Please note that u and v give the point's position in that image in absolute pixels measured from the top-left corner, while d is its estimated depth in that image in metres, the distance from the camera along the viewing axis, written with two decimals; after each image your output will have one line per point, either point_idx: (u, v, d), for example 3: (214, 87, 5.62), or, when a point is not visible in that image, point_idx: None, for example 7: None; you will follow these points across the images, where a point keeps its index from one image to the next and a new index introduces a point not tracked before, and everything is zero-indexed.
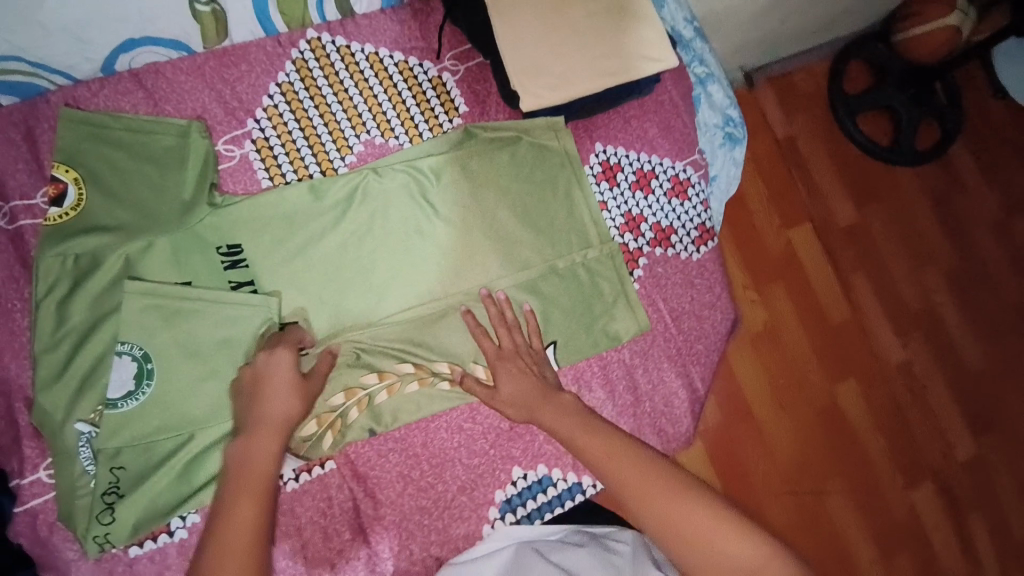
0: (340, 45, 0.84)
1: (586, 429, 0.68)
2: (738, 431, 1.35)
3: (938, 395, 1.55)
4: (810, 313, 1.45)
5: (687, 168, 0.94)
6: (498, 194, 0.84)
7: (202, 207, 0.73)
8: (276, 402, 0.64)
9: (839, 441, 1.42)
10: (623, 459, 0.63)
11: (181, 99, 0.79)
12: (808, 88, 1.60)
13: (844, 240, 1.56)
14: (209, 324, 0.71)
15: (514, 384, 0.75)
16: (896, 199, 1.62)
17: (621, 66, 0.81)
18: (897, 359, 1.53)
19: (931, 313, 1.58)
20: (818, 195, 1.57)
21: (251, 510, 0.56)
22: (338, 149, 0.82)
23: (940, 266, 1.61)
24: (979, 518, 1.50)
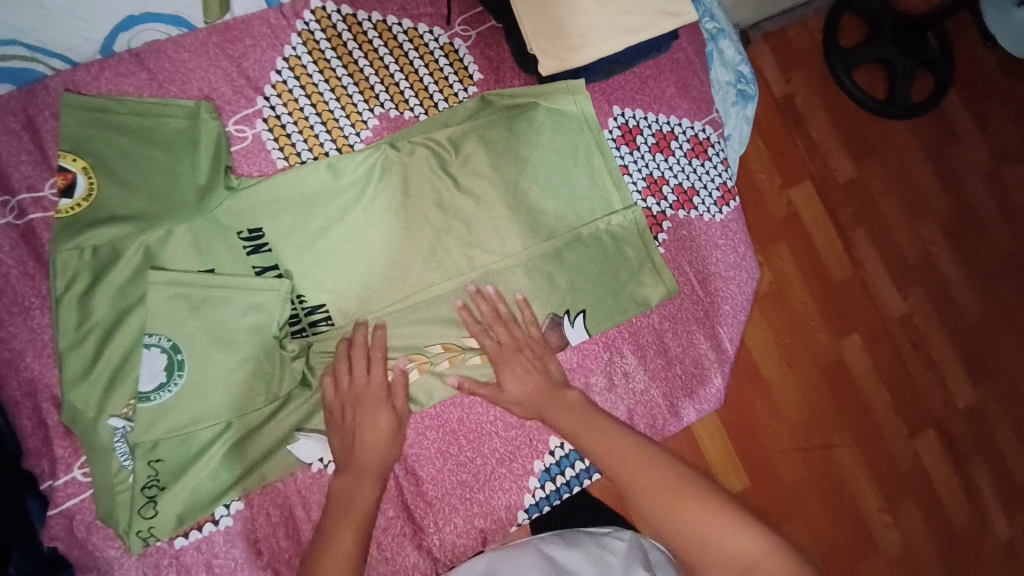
0: (346, 14, 0.81)
1: (591, 424, 0.71)
2: (749, 390, 1.38)
3: (937, 345, 1.57)
4: (814, 271, 1.47)
5: (706, 127, 0.93)
6: (518, 163, 0.82)
7: (219, 190, 0.71)
8: (371, 434, 0.68)
9: (848, 395, 1.45)
10: (627, 450, 0.66)
11: (186, 78, 0.76)
12: (804, 43, 1.58)
13: (843, 196, 1.56)
14: (237, 311, 0.69)
15: (519, 384, 0.74)
16: (893, 153, 1.63)
17: (641, 24, 0.79)
18: (899, 312, 1.55)
19: (931, 265, 1.60)
20: (817, 153, 1.56)
21: (351, 542, 0.62)
22: (353, 124, 0.79)
23: (936, 219, 1.62)
24: (979, 462, 1.55)
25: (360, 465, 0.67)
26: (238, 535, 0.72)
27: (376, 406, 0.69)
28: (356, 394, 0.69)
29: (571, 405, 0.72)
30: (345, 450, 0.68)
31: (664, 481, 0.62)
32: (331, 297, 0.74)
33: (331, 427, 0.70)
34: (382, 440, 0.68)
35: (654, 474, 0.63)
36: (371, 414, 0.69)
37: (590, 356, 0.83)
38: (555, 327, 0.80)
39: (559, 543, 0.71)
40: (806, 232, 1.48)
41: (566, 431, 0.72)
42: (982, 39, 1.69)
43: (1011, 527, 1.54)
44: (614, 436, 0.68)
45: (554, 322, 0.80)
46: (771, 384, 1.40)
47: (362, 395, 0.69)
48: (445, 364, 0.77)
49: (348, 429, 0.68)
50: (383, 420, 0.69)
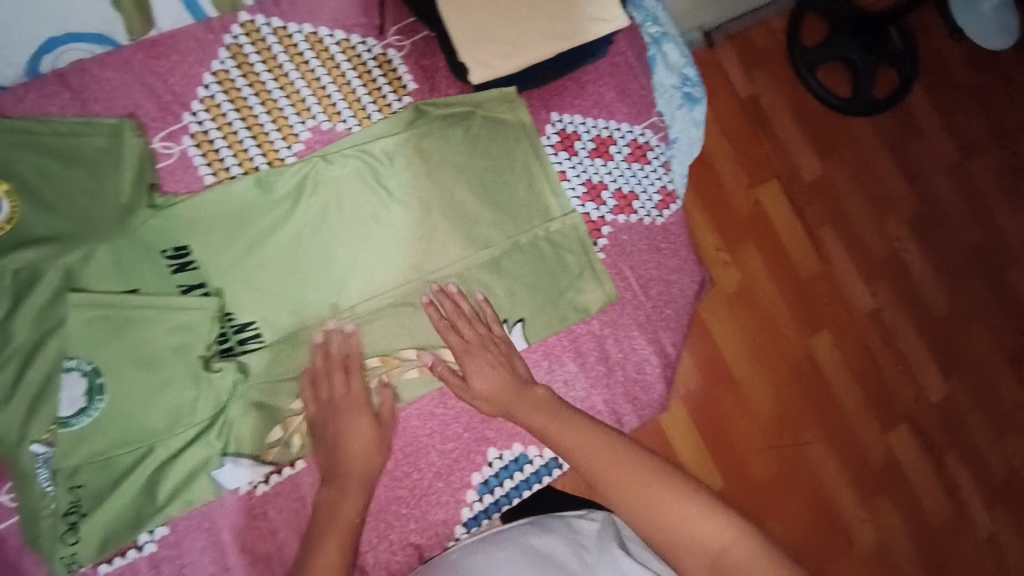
0: (276, 27, 0.80)
1: (558, 421, 0.70)
2: (718, 391, 1.39)
3: (907, 340, 1.58)
4: (780, 268, 1.48)
5: (646, 131, 0.93)
6: (455, 173, 0.81)
7: (142, 209, 0.70)
8: (354, 444, 0.69)
9: (816, 392, 1.46)
10: (596, 447, 0.67)
11: (111, 97, 0.75)
12: (767, 43, 1.59)
13: (810, 194, 1.57)
14: (160, 331, 0.68)
15: (487, 382, 0.73)
16: (858, 150, 1.64)
17: (571, 29, 0.79)
18: (867, 307, 1.56)
19: (898, 261, 1.61)
20: (784, 153, 1.56)
21: (336, 553, 0.63)
22: (284, 137, 0.78)
23: (902, 214, 1.64)
24: (954, 456, 1.55)
25: (344, 477, 0.68)
26: (169, 560, 0.70)
27: (356, 419, 0.70)
28: (335, 407, 0.70)
29: (540, 402, 0.72)
30: (328, 461, 0.69)
31: (637, 476, 0.64)
32: (261, 314, 0.73)
33: (316, 440, 0.71)
34: (368, 451, 0.69)
35: (625, 469, 0.64)
36: (353, 423, 0.69)
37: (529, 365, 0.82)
38: None
39: (534, 529, 0.69)
40: (771, 230, 1.49)
41: (534, 429, 0.72)
42: (950, 32, 1.72)
43: (991, 519, 1.55)
44: (585, 433, 0.69)
45: None
46: (741, 384, 1.41)
47: (343, 409, 0.70)
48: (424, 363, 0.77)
49: (331, 443, 0.69)
50: (364, 432, 0.70)
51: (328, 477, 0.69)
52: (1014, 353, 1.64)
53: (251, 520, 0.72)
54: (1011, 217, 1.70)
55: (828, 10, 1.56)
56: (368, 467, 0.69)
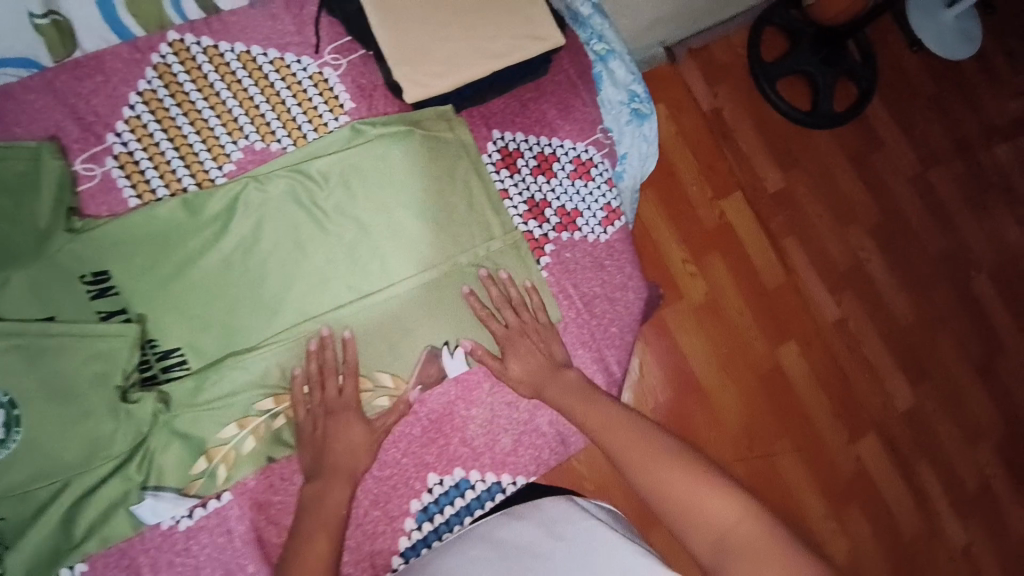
0: (206, 45, 0.78)
1: (588, 400, 0.74)
2: (690, 404, 1.39)
3: (873, 348, 1.59)
4: (747, 278, 1.50)
5: (590, 148, 0.93)
6: (396, 193, 0.80)
7: (59, 234, 0.68)
8: (346, 444, 0.71)
9: (785, 403, 1.46)
10: (618, 428, 0.70)
11: (31, 119, 0.72)
12: (728, 58, 1.61)
13: (773, 206, 1.59)
14: (79, 360, 0.65)
15: (522, 366, 0.78)
16: (820, 162, 1.66)
17: (508, 48, 0.79)
18: (832, 317, 1.58)
19: (862, 271, 1.63)
20: (747, 165, 1.58)
21: (325, 542, 0.65)
22: (214, 157, 0.76)
23: (866, 224, 1.66)
24: (924, 465, 1.56)
25: (330, 471, 0.70)
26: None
27: (350, 421, 0.71)
28: (330, 408, 0.71)
29: (568, 385, 0.76)
30: (320, 457, 0.70)
31: (653, 456, 0.65)
32: (187, 340, 0.71)
33: (302, 439, 0.72)
34: (357, 451, 0.71)
35: (642, 450, 0.66)
36: (344, 425, 0.71)
37: (470, 387, 0.81)
38: (434, 357, 0.78)
39: (506, 519, 0.71)
40: (736, 242, 1.51)
41: (565, 409, 0.76)
42: (909, 44, 1.77)
43: (964, 529, 1.55)
44: (610, 417, 0.71)
45: (432, 352, 0.79)
46: (712, 397, 1.41)
47: (338, 409, 0.71)
48: (413, 370, 0.77)
49: (324, 441, 0.71)
50: (357, 432, 0.72)
51: (316, 473, 0.70)
52: (980, 360, 1.67)
53: (174, 557, 0.69)
54: (972, 226, 1.73)
55: (785, 25, 1.60)
56: (355, 468, 0.70)
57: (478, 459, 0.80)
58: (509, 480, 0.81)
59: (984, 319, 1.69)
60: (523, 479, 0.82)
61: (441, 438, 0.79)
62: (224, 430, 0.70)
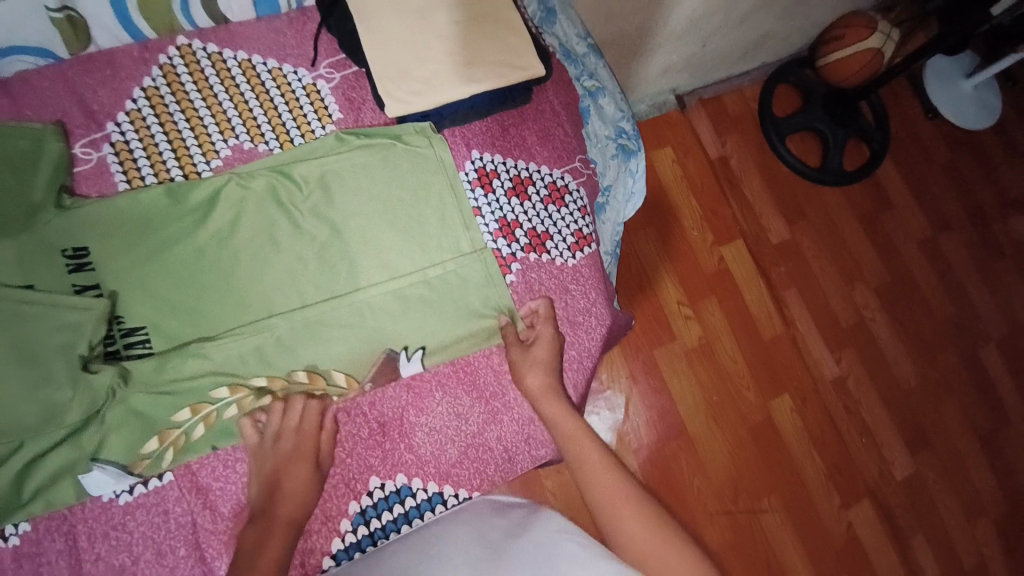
0: (211, 52, 0.85)
1: (599, 457, 0.77)
2: (672, 447, 1.36)
3: (872, 410, 1.55)
4: (742, 326, 1.49)
5: (567, 175, 0.94)
6: (372, 201, 0.84)
7: (48, 209, 0.73)
8: (292, 479, 0.72)
9: (773, 457, 1.42)
10: (623, 495, 0.73)
11: (43, 104, 0.78)
12: (738, 110, 1.66)
13: (774, 256, 1.59)
14: (48, 329, 0.68)
15: (545, 348, 0.83)
16: (826, 217, 1.65)
17: (485, 74, 0.83)
18: (831, 373, 1.55)
19: (864, 330, 1.60)
20: (751, 214, 1.60)
21: (280, 544, 0.68)
22: (203, 152, 0.81)
23: (872, 284, 1.64)
24: (921, 539, 1.49)
25: (273, 517, 0.69)
26: (25, 560, 0.67)
27: (299, 458, 0.73)
28: (283, 434, 0.73)
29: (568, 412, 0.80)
30: (264, 489, 0.72)
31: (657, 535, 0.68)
32: (151, 320, 0.74)
33: (255, 466, 0.73)
34: (299, 492, 0.72)
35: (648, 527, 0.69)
36: (291, 462, 0.72)
37: (422, 394, 0.82)
38: (391, 361, 0.80)
39: (473, 520, 0.76)
40: (735, 289, 1.51)
41: (572, 452, 0.79)
42: (925, 110, 1.77)
43: None
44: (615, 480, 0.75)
45: (390, 357, 0.80)
46: (698, 441, 1.38)
47: (289, 435, 0.73)
48: (370, 371, 0.79)
49: (273, 473, 0.72)
50: (302, 471, 0.73)
51: (262, 515, 0.70)
52: (985, 435, 1.61)
53: (109, 530, 0.69)
54: (984, 295, 1.70)
55: (798, 83, 1.64)
56: (296, 510, 0.71)
57: (422, 467, 0.80)
58: (451, 493, 0.81)
59: (992, 392, 1.64)
60: (467, 492, 0.82)
61: (389, 442, 0.80)
62: (177, 414, 0.71)
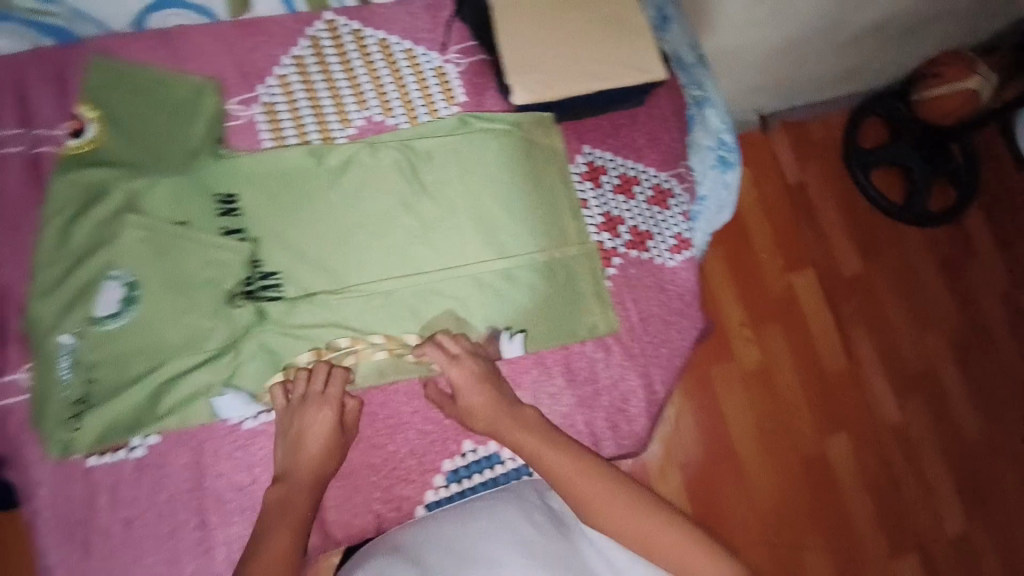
0: (353, 28, 0.90)
1: (559, 448, 0.71)
2: (720, 470, 1.36)
3: (932, 461, 1.50)
4: (804, 358, 1.46)
5: (672, 179, 0.95)
6: (488, 183, 0.88)
7: (206, 156, 0.80)
8: (315, 441, 0.72)
9: (822, 494, 1.40)
10: (592, 479, 0.68)
11: (201, 58, 0.84)
12: (822, 136, 1.63)
13: (848, 290, 1.56)
14: (196, 263, 0.78)
15: (474, 400, 0.76)
16: (904, 259, 1.61)
17: (612, 72, 0.84)
18: (893, 421, 1.50)
19: (933, 381, 1.55)
20: (825, 246, 1.57)
21: (305, 502, 0.68)
22: (340, 121, 0.87)
23: (945, 332, 1.58)
24: None
25: (299, 475, 0.70)
26: (151, 469, 0.73)
27: (322, 421, 0.72)
28: (307, 399, 0.74)
29: (526, 421, 0.74)
30: (286, 455, 0.72)
31: (636, 513, 0.66)
32: (285, 268, 0.81)
33: (281, 434, 0.74)
34: (321, 453, 0.71)
35: (623, 505, 0.66)
36: (314, 424, 0.72)
37: (518, 371, 0.85)
38: (493, 338, 0.84)
39: (513, 506, 0.72)
40: (801, 318, 1.49)
41: (523, 449, 0.72)
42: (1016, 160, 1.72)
43: None
44: (586, 472, 0.68)
45: (492, 334, 0.84)
46: (745, 465, 1.37)
47: (308, 403, 0.73)
48: (473, 345, 0.83)
49: (290, 439, 0.72)
50: (323, 434, 0.72)
51: (283, 476, 0.70)
52: None
53: (233, 449, 0.75)
54: None
55: (887, 115, 1.57)
56: (320, 470, 0.71)
57: None
58: None
59: None
60: None
61: None
62: (297, 355, 0.79)
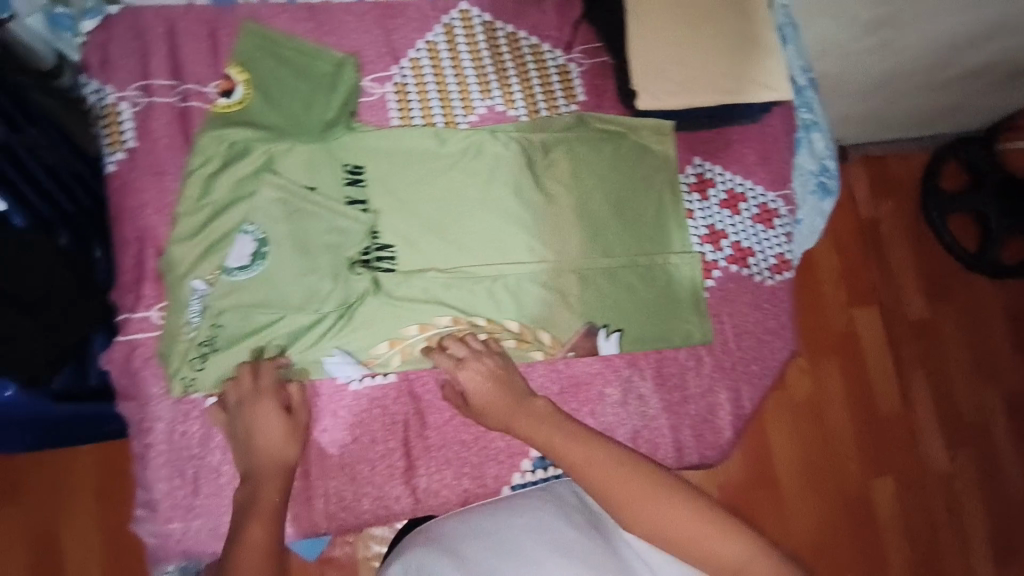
0: (486, 21, 0.92)
1: (565, 433, 0.71)
2: (761, 496, 1.35)
3: (974, 516, 1.46)
4: (856, 394, 1.43)
5: (779, 199, 0.95)
6: (599, 184, 0.90)
7: (341, 127, 0.84)
8: (266, 437, 0.72)
9: (862, 534, 1.38)
10: (611, 467, 0.67)
11: (344, 35, 0.87)
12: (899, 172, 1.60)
13: (909, 333, 1.52)
14: (320, 228, 0.81)
15: (483, 392, 0.77)
16: (970, 309, 1.57)
17: (740, 87, 0.86)
18: (941, 470, 1.46)
19: (982, 431, 1.51)
20: (892, 283, 1.53)
21: (273, 492, 0.69)
22: (464, 107, 0.90)
23: (1004, 386, 1.54)
24: None
25: (262, 469, 0.70)
26: None
27: (267, 417, 0.72)
28: (245, 403, 0.73)
29: (536, 414, 0.73)
30: (247, 455, 0.72)
31: (652, 494, 0.64)
32: (401, 242, 0.84)
33: (234, 440, 0.74)
34: (277, 445, 0.72)
35: (638, 486, 0.65)
36: (260, 422, 0.72)
37: (611, 369, 0.86)
38: (590, 335, 0.86)
39: (551, 504, 0.72)
40: (858, 355, 1.46)
41: (536, 440, 0.73)
42: None
43: None
44: (592, 449, 0.68)
45: (589, 330, 0.86)
46: (786, 495, 1.36)
47: (249, 404, 0.73)
48: (571, 337, 0.86)
49: (242, 441, 0.72)
50: (274, 429, 0.72)
51: (249, 473, 0.71)
52: None
53: (338, 408, 0.79)
54: None
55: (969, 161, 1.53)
56: (280, 461, 0.71)
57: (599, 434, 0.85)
58: None
59: None
60: None
61: (574, 403, 0.85)
62: (404, 327, 0.82)
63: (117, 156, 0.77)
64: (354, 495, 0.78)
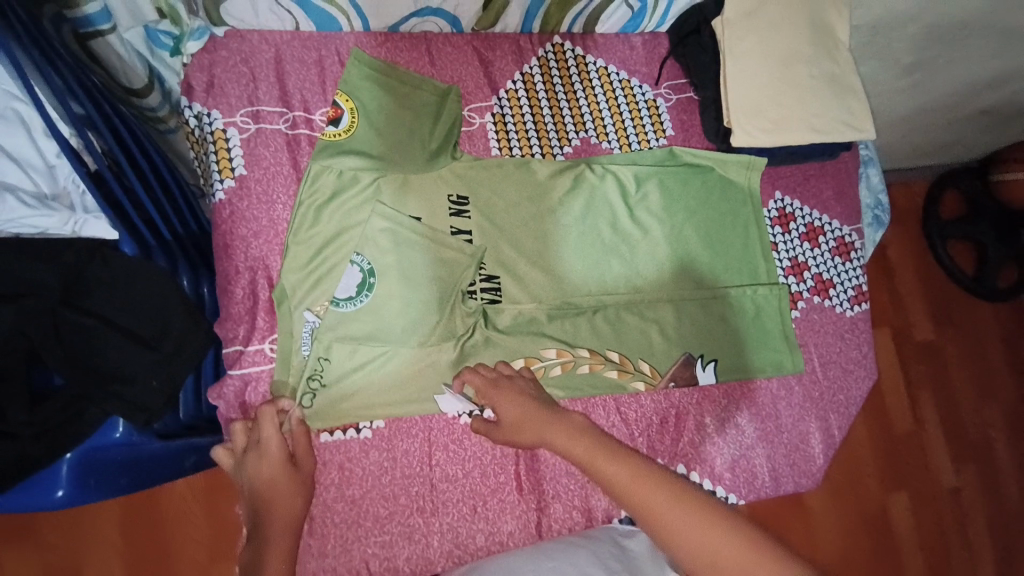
0: (577, 54, 0.94)
1: (605, 450, 0.60)
2: (788, 515, 1.30)
3: (979, 529, 1.39)
4: (875, 419, 1.38)
5: (853, 233, 1.00)
6: (690, 217, 0.92)
7: (447, 155, 0.83)
8: (269, 483, 0.63)
9: (882, 554, 1.32)
10: (652, 485, 0.55)
11: (446, 66, 0.88)
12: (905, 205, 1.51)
13: (916, 354, 1.43)
14: (424, 259, 0.78)
15: (513, 409, 0.70)
16: (972, 326, 1.48)
17: (830, 126, 0.90)
18: (947, 483, 1.39)
19: (989, 452, 1.42)
20: (899, 307, 1.45)
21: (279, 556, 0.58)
22: (559, 139, 0.91)
23: (1002, 405, 1.45)
24: None
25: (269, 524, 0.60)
26: (377, 451, 0.76)
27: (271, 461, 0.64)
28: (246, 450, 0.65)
29: (573, 425, 0.65)
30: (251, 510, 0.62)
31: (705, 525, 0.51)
32: (507, 272, 0.84)
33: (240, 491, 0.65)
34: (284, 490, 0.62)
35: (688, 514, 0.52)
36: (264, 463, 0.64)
37: (709, 400, 0.88)
38: (689, 365, 0.87)
39: (586, 553, 0.67)
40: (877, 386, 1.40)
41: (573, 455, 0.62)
42: None
43: None
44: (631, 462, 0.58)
45: (687, 360, 0.87)
46: (814, 516, 1.30)
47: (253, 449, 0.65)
48: (670, 368, 0.86)
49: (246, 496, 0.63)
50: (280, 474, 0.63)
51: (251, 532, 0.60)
52: None
53: (449, 443, 0.78)
54: None
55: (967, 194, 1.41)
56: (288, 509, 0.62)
57: (700, 464, 0.86)
58: (724, 494, 0.86)
59: None
60: (737, 498, 0.87)
61: (674, 433, 0.86)
62: (513, 361, 0.81)
63: (227, 182, 0.76)
64: (469, 532, 0.76)
